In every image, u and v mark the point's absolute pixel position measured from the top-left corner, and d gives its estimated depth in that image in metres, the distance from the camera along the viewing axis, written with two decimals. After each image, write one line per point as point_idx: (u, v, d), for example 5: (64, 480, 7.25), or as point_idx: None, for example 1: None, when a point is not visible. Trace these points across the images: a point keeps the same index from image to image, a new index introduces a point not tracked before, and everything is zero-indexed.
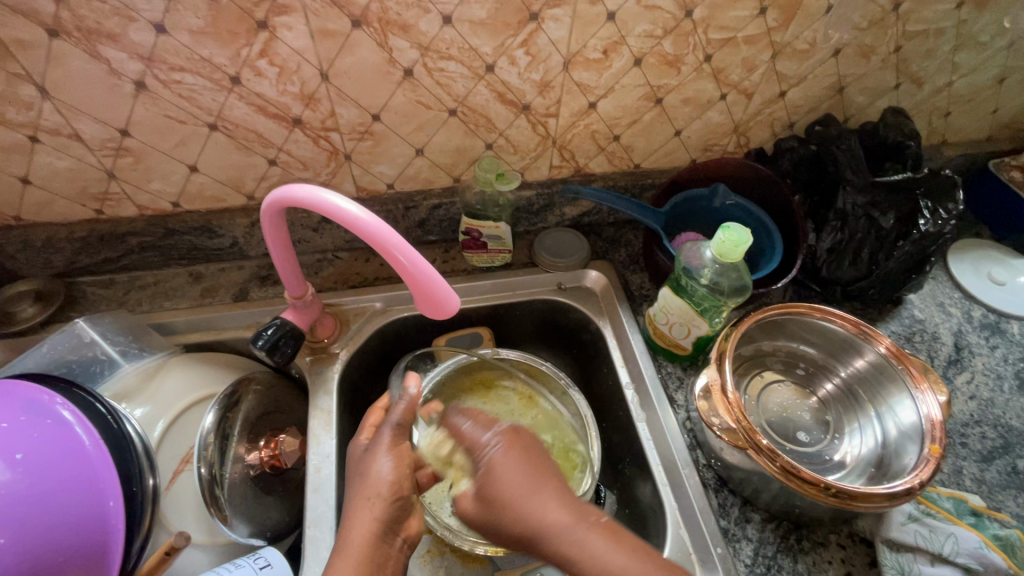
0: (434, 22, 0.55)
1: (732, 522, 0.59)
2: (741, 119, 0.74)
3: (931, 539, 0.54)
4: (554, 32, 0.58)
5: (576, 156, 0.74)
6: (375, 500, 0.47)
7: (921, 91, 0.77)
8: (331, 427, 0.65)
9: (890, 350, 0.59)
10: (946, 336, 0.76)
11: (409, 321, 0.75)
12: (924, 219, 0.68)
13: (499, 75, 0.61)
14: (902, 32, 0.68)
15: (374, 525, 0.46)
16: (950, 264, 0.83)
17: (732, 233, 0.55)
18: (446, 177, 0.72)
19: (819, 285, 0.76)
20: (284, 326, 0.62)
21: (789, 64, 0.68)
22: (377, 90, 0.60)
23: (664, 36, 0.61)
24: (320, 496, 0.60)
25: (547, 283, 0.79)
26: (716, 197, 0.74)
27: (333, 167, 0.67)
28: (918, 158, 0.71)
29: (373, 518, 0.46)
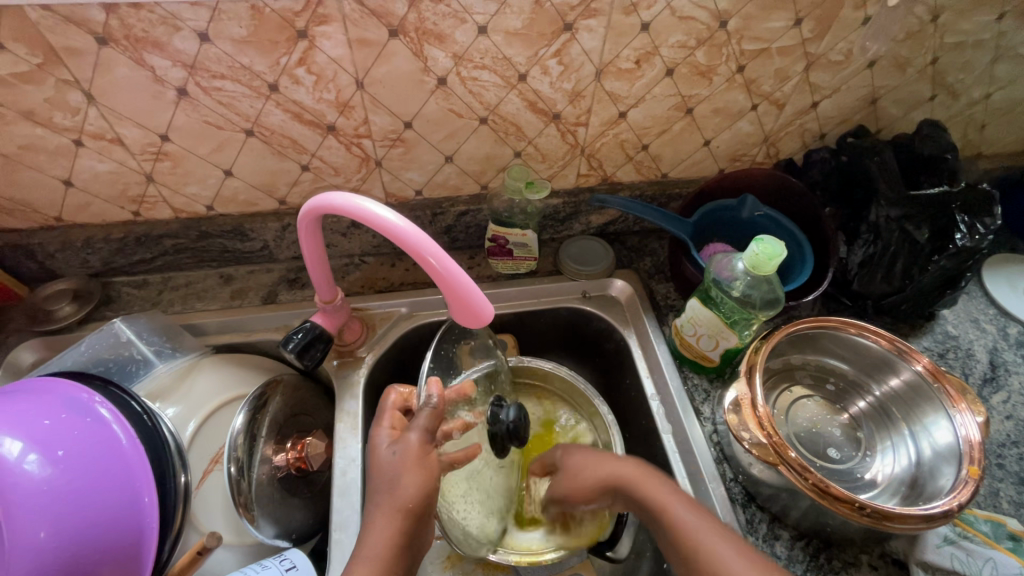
0: (469, 32, 0.55)
1: (760, 538, 0.59)
2: (772, 129, 0.73)
3: (968, 563, 0.53)
4: (587, 42, 0.58)
5: (604, 165, 0.74)
6: (395, 515, 0.47)
7: (957, 103, 0.75)
8: (357, 430, 0.66)
9: (926, 368, 0.58)
10: (981, 354, 0.74)
11: (434, 326, 0.76)
12: (960, 234, 0.66)
13: (531, 84, 0.62)
14: (940, 43, 0.66)
15: (392, 541, 0.46)
16: (985, 280, 0.81)
17: (766, 246, 0.54)
18: (474, 185, 0.73)
19: (850, 299, 0.75)
20: (313, 330, 0.62)
21: (823, 75, 0.67)
22: (411, 99, 0.61)
23: (697, 47, 0.61)
24: (346, 499, 0.61)
25: (572, 291, 0.79)
26: (744, 208, 0.73)
27: (364, 173, 0.68)
28: (955, 171, 0.69)
29: (393, 530, 0.47)
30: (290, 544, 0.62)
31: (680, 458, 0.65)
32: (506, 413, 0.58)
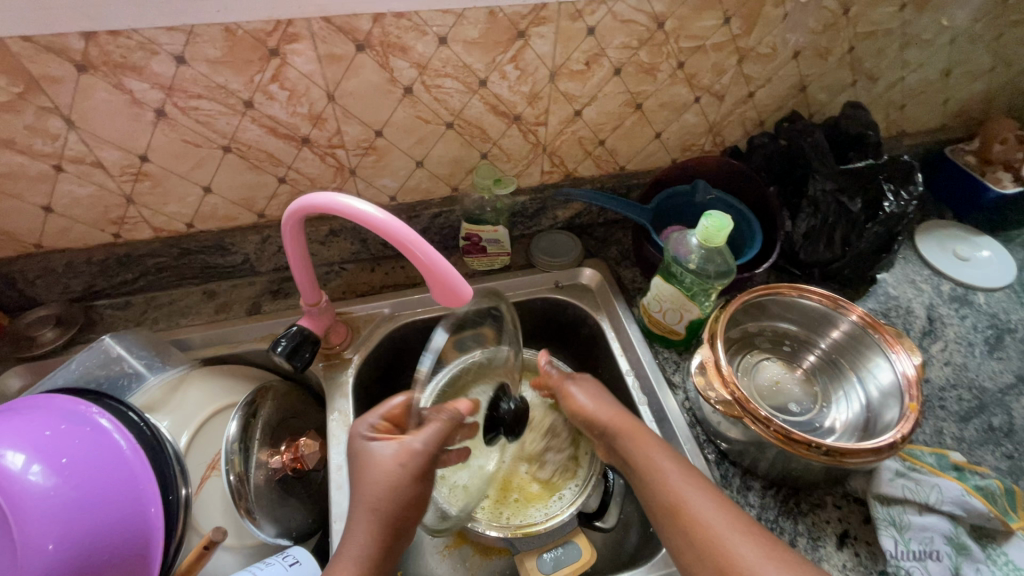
0: (431, 43, 0.60)
1: (734, 491, 0.63)
2: (715, 119, 0.80)
3: (918, 491, 0.58)
4: (540, 48, 0.63)
5: (564, 161, 0.79)
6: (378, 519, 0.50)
7: (876, 87, 0.84)
8: (349, 427, 0.68)
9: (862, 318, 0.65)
10: (919, 310, 0.81)
11: (417, 324, 0.79)
12: (888, 201, 0.75)
13: (491, 89, 0.66)
14: (854, 34, 0.74)
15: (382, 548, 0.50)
16: (918, 244, 0.89)
17: (714, 219, 0.59)
18: (445, 187, 0.77)
19: (800, 269, 0.81)
20: (302, 332, 0.65)
21: (755, 67, 0.74)
22: (380, 108, 0.65)
23: (640, 47, 0.67)
24: (344, 492, 0.63)
25: (544, 282, 0.83)
26: (698, 192, 0.80)
27: (338, 182, 0.72)
28: (878, 146, 0.76)
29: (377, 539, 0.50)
30: (292, 541, 0.64)
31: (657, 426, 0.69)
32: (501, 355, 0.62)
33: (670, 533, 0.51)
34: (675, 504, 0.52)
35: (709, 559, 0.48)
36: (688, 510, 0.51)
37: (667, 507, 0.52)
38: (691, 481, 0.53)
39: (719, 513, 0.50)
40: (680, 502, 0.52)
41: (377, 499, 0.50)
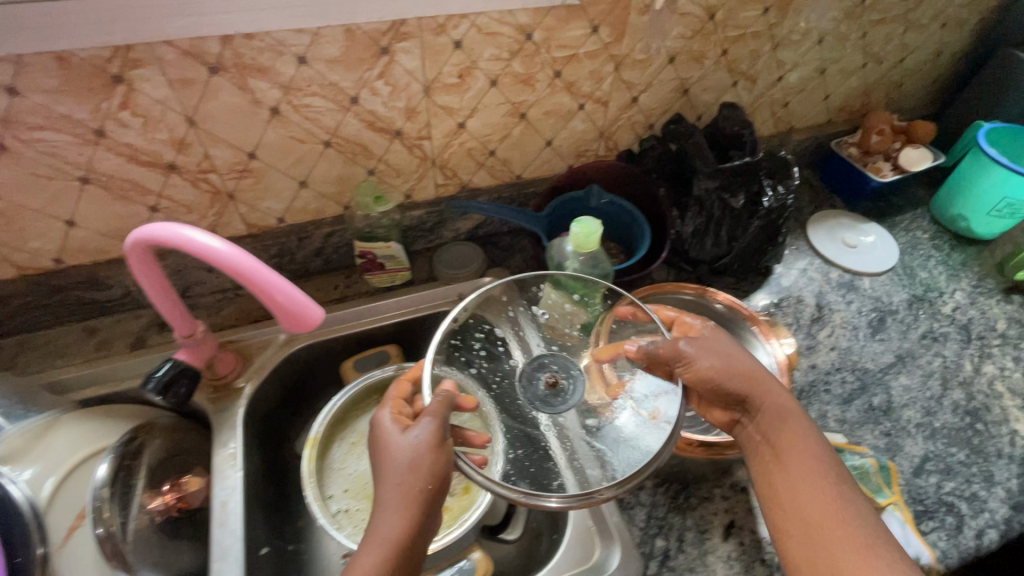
0: (290, 63, 0.59)
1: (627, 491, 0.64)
2: (604, 124, 0.82)
3: None
4: (407, 63, 0.63)
5: (458, 173, 0.80)
6: (403, 508, 0.48)
7: (757, 86, 0.87)
8: (237, 462, 0.66)
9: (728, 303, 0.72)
10: (809, 298, 0.85)
11: (315, 347, 0.78)
12: (768, 196, 0.77)
13: (364, 105, 0.66)
14: (724, 38, 0.77)
15: (398, 538, 0.46)
16: (809, 234, 0.93)
17: (583, 225, 0.61)
18: (335, 206, 0.76)
19: (690, 264, 0.83)
20: (175, 366, 0.62)
21: (633, 73, 0.76)
22: (247, 130, 0.63)
23: (512, 58, 0.68)
24: (227, 528, 0.60)
25: (449, 294, 0.83)
26: (592, 197, 0.81)
27: (218, 207, 0.70)
28: (754, 144, 0.77)
29: (398, 521, 0.47)
30: None
31: None
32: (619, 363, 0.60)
33: (807, 548, 0.48)
34: (812, 524, 0.49)
35: (822, 560, 0.47)
36: (832, 530, 0.48)
37: (809, 524, 0.49)
38: (828, 493, 0.50)
39: (850, 532, 0.48)
40: (822, 523, 0.48)
41: (399, 477, 0.48)
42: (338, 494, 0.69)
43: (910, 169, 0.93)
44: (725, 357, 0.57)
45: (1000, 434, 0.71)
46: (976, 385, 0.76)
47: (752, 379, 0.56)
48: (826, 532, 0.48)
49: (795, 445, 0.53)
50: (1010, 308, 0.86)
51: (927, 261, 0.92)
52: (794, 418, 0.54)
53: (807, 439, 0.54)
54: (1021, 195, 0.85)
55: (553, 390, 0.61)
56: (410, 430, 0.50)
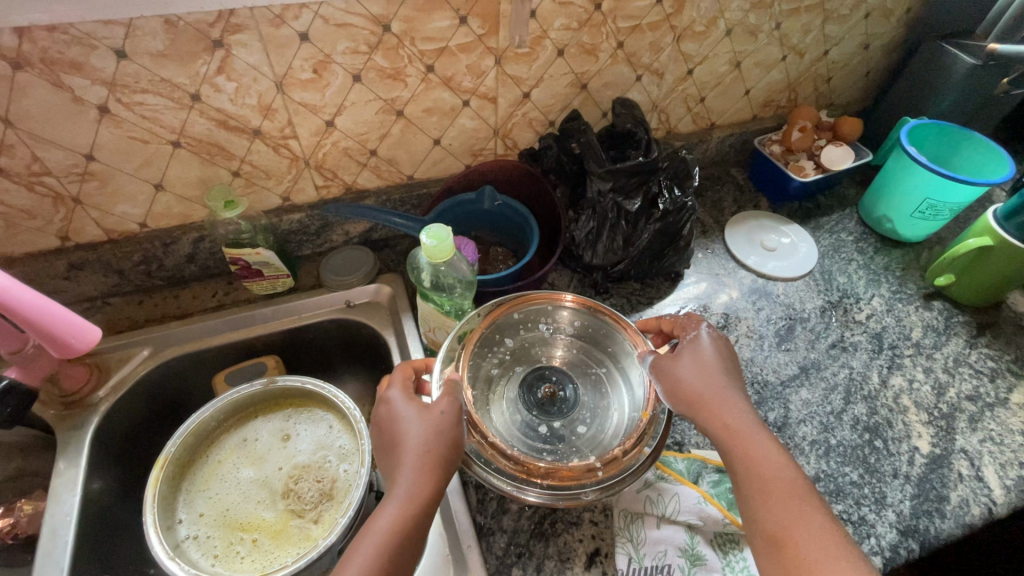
0: (107, 57, 0.54)
1: (488, 517, 0.59)
2: (497, 121, 0.77)
3: (658, 502, 0.56)
4: (248, 57, 0.59)
5: (338, 174, 0.75)
6: (438, 469, 0.49)
7: (665, 81, 0.83)
8: (76, 485, 0.61)
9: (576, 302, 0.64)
10: (716, 306, 0.81)
11: (187, 359, 0.74)
12: (663, 199, 0.73)
13: (209, 103, 0.61)
14: (617, 29, 0.72)
15: (422, 499, 0.48)
16: (726, 236, 0.89)
17: (433, 233, 0.56)
18: (202, 209, 0.71)
19: (585, 270, 0.78)
20: (1, 383, 0.58)
21: (519, 67, 0.72)
22: (76, 130, 0.58)
23: (372, 51, 0.63)
24: (55, 560, 0.56)
25: (335, 301, 0.79)
26: (485, 200, 0.77)
27: (63, 212, 0.65)
28: (648, 142, 0.73)
29: (429, 481, 0.49)
30: None
31: None
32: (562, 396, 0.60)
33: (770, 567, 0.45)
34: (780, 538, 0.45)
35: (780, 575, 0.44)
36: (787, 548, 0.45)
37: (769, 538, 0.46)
38: (788, 503, 0.47)
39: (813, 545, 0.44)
40: (782, 544, 0.45)
41: (423, 441, 0.50)
42: (187, 519, 0.63)
43: (831, 169, 0.89)
44: (710, 369, 0.55)
45: (899, 452, 0.67)
46: (880, 398, 0.72)
47: (696, 401, 0.53)
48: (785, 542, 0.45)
49: (751, 457, 0.49)
50: (928, 316, 0.81)
51: (848, 264, 0.88)
52: (744, 429, 0.51)
53: (761, 446, 0.50)
54: (941, 196, 0.80)
55: (550, 401, 0.60)
56: (433, 404, 0.53)
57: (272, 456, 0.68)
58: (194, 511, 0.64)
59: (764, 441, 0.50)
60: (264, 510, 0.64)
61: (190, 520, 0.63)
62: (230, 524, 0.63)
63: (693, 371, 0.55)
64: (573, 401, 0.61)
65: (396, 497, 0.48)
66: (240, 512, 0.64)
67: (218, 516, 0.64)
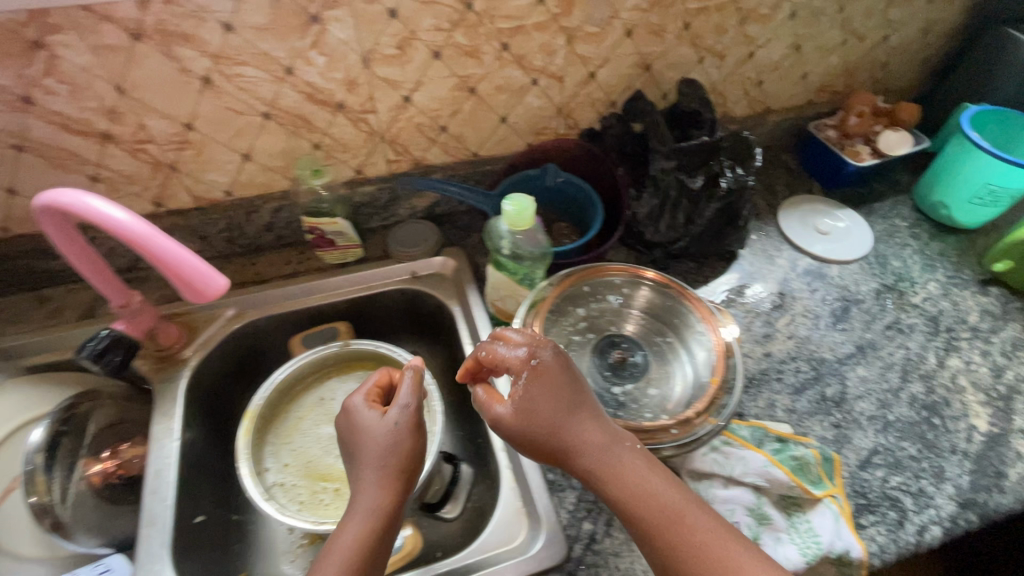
0: (216, 31, 0.58)
1: (559, 474, 0.63)
2: (561, 101, 0.80)
3: (725, 464, 0.58)
4: (340, 32, 0.62)
5: (409, 149, 0.78)
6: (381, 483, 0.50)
7: (726, 63, 0.84)
8: (173, 432, 0.66)
9: (655, 278, 0.66)
10: (771, 285, 0.82)
11: (265, 322, 0.78)
12: (725, 178, 0.74)
13: (301, 76, 0.64)
14: (685, 10, 0.74)
15: (374, 515, 0.48)
16: (780, 219, 0.90)
17: (515, 202, 0.59)
18: (283, 180, 0.75)
19: (645, 248, 0.81)
20: (111, 335, 0.63)
21: (588, 46, 0.74)
22: (181, 100, 0.62)
23: (454, 29, 0.66)
24: (160, 495, 0.61)
25: (402, 272, 0.82)
26: (547, 176, 0.79)
27: (160, 178, 0.70)
28: (712, 123, 0.74)
29: (374, 497, 0.49)
30: (115, 550, 0.64)
31: None
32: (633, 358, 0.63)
33: None
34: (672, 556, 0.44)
35: None
36: None
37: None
38: (671, 541, 0.44)
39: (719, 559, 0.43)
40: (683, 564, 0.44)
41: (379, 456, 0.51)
42: (275, 467, 0.68)
43: (888, 154, 0.89)
44: (546, 396, 0.50)
45: (957, 429, 0.68)
46: (938, 378, 0.73)
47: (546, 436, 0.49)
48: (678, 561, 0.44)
49: (637, 487, 0.47)
50: (985, 300, 0.82)
51: (903, 249, 0.88)
52: (606, 457, 0.49)
53: (632, 469, 0.48)
54: (1005, 181, 0.80)
55: (621, 365, 0.63)
56: (388, 412, 0.53)
57: None
58: (281, 460, 0.69)
59: (634, 458, 0.49)
60: (343, 463, 0.69)
61: (278, 467, 0.68)
62: (313, 473, 0.68)
63: (534, 398, 0.50)
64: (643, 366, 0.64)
65: (355, 511, 0.49)
66: (321, 463, 0.69)
67: (302, 465, 0.68)
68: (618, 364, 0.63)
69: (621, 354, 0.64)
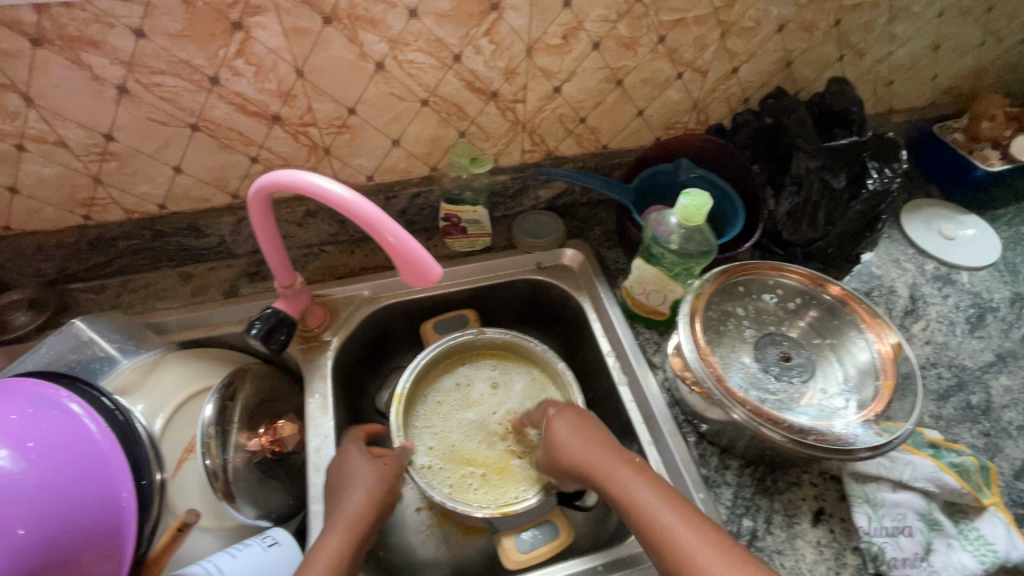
0: (401, 16, 0.58)
1: (712, 470, 0.64)
2: (699, 96, 0.79)
3: (892, 468, 0.58)
4: (514, 21, 0.62)
5: (546, 139, 0.78)
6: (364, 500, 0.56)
7: (864, 62, 0.82)
8: (328, 410, 0.69)
9: (840, 294, 0.65)
10: (902, 289, 0.81)
11: (397, 306, 0.79)
12: (872, 178, 0.74)
13: (466, 64, 0.65)
14: (840, 6, 0.73)
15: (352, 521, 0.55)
16: (903, 223, 0.89)
17: (694, 198, 0.59)
18: (423, 167, 0.76)
19: (782, 249, 0.79)
20: (276, 314, 0.65)
21: (739, 41, 0.73)
22: (351, 84, 0.63)
23: (618, 20, 0.65)
24: (321, 474, 0.64)
25: (527, 262, 0.83)
26: (681, 171, 0.78)
27: (313, 161, 0.71)
28: (862, 124, 0.76)
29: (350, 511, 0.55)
30: (272, 523, 0.66)
31: (637, 407, 0.70)
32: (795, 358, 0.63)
33: None
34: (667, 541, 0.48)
35: None
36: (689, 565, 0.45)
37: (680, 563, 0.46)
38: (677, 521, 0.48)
39: (706, 545, 0.46)
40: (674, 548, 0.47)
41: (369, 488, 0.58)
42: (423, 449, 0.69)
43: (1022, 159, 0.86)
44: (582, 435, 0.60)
45: None
46: None
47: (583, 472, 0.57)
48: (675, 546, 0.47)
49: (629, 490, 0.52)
50: None
51: None
52: (612, 466, 0.55)
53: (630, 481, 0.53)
54: None
55: (786, 365, 0.62)
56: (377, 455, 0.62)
57: (483, 402, 0.74)
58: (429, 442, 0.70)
59: (633, 471, 0.54)
60: (486, 449, 0.70)
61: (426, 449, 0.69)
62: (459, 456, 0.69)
63: (571, 435, 0.60)
64: (807, 366, 0.63)
65: (332, 527, 0.54)
66: (465, 448, 0.70)
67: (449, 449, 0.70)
68: (783, 364, 0.62)
69: (785, 354, 0.63)
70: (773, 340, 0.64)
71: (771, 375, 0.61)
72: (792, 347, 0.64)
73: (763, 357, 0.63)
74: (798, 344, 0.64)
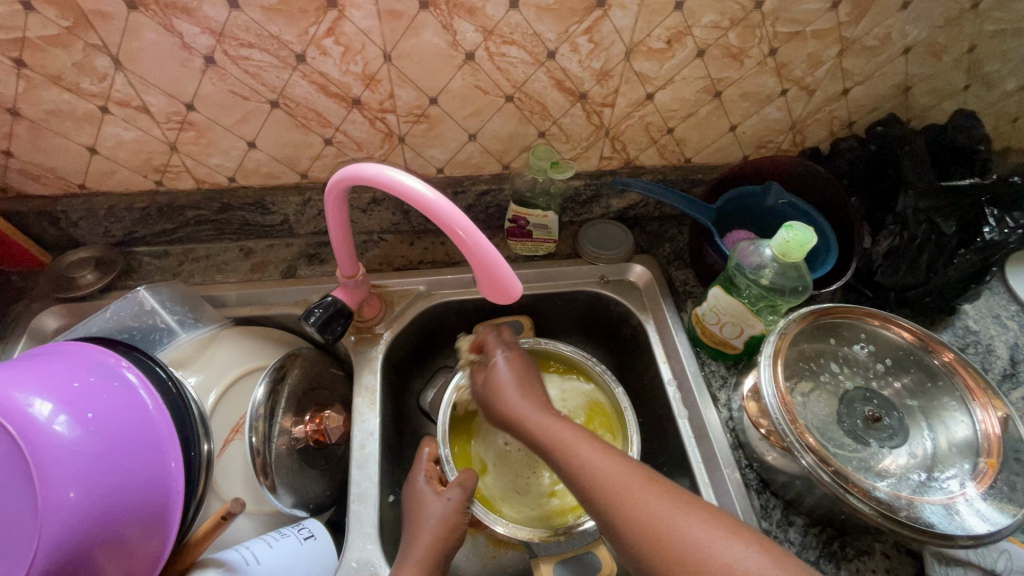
0: (501, 6, 0.54)
1: (774, 524, 0.59)
2: (800, 116, 0.72)
3: (983, 554, 0.53)
4: (619, 20, 0.57)
5: (627, 147, 0.73)
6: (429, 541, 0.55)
7: (992, 94, 0.74)
8: (375, 405, 0.67)
9: (950, 360, 0.58)
10: (1001, 349, 0.74)
11: (452, 305, 0.76)
12: (989, 228, 0.67)
13: (559, 62, 0.61)
14: (979, 31, 0.65)
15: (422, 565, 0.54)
16: (1008, 275, 0.81)
17: (797, 232, 0.54)
18: (496, 164, 0.72)
19: (872, 290, 0.73)
20: (334, 304, 0.63)
21: (857, 60, 0.66)
22: (437, 73, 0.60)
23: (731, 27, 0.60)
24: (364, 472, 0.62)
25: (591, 274, 0.79)
26: (769, 196, 0.72)
27: (386, 148, 0.68)
28: (987, 162, 0.69)
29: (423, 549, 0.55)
30: (308, 513, 0.64)
31: (696, 443, 0.65)
32: (885, 421, 0.57)
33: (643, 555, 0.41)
34: (618, 495, 0.44)
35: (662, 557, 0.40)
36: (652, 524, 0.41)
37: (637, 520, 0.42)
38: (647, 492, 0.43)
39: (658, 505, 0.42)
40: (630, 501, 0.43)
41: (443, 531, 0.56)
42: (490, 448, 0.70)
43: None
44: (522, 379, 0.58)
45: None
46: None
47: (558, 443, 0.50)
48: (630, 512, 0.43)
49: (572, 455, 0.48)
50: None
51: None
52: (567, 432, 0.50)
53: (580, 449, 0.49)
54: None
55: (875, 425, 0.57)
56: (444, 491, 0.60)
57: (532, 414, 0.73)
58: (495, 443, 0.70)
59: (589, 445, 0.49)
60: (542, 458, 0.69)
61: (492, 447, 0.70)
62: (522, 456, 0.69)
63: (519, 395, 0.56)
64: (898, 430, 0.57)
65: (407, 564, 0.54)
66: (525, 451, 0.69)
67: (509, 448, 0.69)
68: (871, 424, 0.57)
69: (875, 414, 0.58)
70: (859, 394, 0.60)
71: (854, 434, 0.57)
72: (880, 408, 0.59)
73: (846, 414, 0.58)
74: (885, 403, 0.59)
